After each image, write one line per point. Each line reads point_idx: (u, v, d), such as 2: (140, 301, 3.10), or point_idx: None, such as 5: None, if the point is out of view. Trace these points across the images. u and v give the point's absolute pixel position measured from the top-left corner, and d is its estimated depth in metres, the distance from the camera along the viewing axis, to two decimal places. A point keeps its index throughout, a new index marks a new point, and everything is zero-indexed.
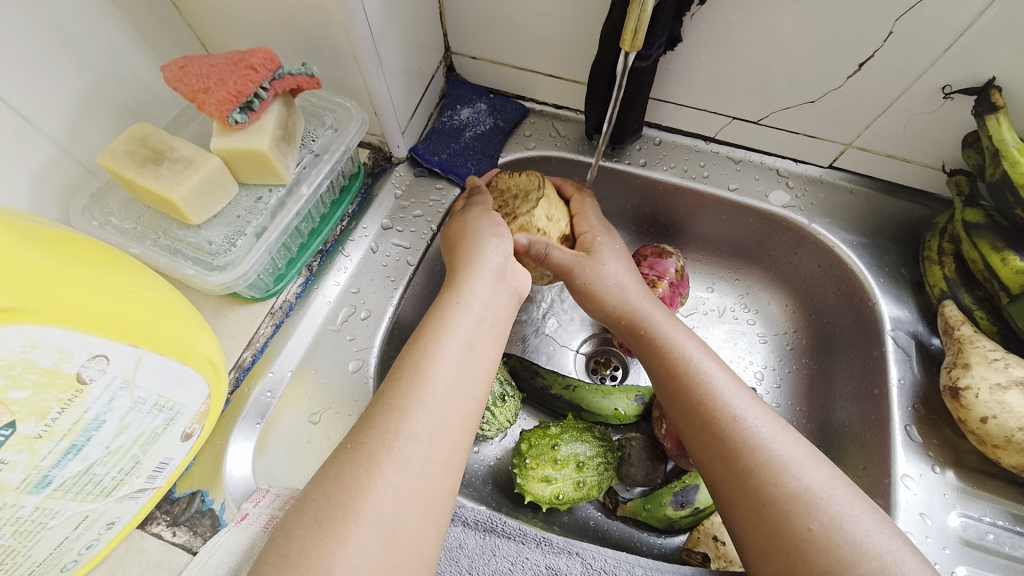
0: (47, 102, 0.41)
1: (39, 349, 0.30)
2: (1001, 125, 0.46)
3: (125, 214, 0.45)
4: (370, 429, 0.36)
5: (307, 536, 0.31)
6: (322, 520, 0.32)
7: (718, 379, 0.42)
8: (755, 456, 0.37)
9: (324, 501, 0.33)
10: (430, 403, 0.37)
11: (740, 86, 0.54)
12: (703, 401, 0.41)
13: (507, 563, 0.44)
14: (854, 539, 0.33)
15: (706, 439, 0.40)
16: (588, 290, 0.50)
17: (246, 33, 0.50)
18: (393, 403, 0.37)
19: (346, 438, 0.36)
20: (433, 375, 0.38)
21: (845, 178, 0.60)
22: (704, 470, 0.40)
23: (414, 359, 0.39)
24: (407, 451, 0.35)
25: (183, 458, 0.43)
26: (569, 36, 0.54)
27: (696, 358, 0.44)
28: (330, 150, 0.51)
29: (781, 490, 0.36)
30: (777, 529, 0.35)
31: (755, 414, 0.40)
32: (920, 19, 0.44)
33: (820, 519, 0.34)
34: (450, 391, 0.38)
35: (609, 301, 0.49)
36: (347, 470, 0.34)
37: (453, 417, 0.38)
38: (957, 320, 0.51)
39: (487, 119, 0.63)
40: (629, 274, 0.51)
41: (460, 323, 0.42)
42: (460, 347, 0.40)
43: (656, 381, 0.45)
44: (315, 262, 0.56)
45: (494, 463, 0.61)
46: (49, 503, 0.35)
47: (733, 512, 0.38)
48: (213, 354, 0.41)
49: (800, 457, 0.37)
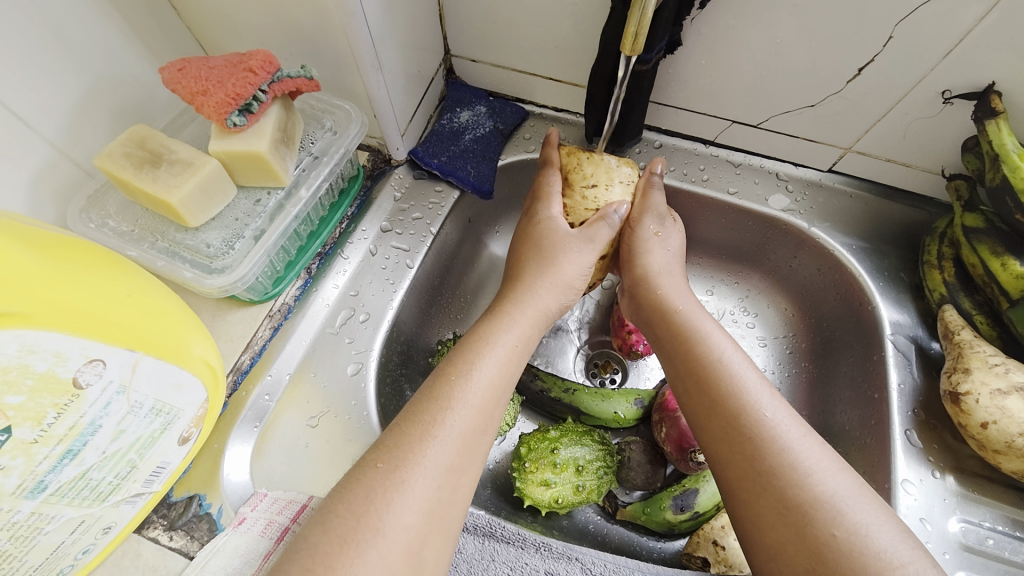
0: (44, 104, 0.41)
1: (34, 354, 0.30)
2: (1002, 130, 0.46)
3: (122, 217, 0.45)
4: (401, 452, 0.35)
5: (335, 553, 0.31)
6: (350, 539, 0.31)
7: (747, 377, 0.42)
8: (781, 457, 0.37)
9: (352, 520, 0.32)
10: (459, 428, 0.38)
11: (740, 90, 0.54)
12: (731, 396, 0.41)
13: (505, 568, 0.43)
14: (878, 548, 0.33)
15: (730, 433, 0.40)
16: (637, 256, 0.52)
17: (245, 34, 0.50)
18: (427, 428, 0.37)
19: (376, 455, 0.36)
20: (464, 404, 0.39)
21: (845, 182, 0.60)
22: (720, 466, 0.40)
23: (453, 384, 0.40)
24: (432, 468, 0.35)
25: (180, 462, 0.43)
26: (569, 39, 0.54)
27: (726, 353, 0.44)
28: (329, 152, 0.51)
29: (804, 493, 0.36)
30: (798, 532, 0.34)
31: (780, 415, 0.40)
32: (921, 23, 0.43)
33: (844, 526, 0.34)
34: (477, 425, 0.39)
35: (652, 265, 0.52)
36: (376, 492, 0.33)
37: (476, 445, 0.38)
38: (957, 324, 0.51)
39: (487, 121, 0.63)
40: (677, 262, 0.53)
41: (500, 343, 0.44)
42: (493, 375, 0.41)
43: (680, 370, 0.46)
44: (314, 265, 0.55)
45: (493, 467, 0.61)
46: (46, 508, 0.35)
47: (748, 512, 0.37)
48: (211, 358, 0.41)
49: (824, 464, 0.37)
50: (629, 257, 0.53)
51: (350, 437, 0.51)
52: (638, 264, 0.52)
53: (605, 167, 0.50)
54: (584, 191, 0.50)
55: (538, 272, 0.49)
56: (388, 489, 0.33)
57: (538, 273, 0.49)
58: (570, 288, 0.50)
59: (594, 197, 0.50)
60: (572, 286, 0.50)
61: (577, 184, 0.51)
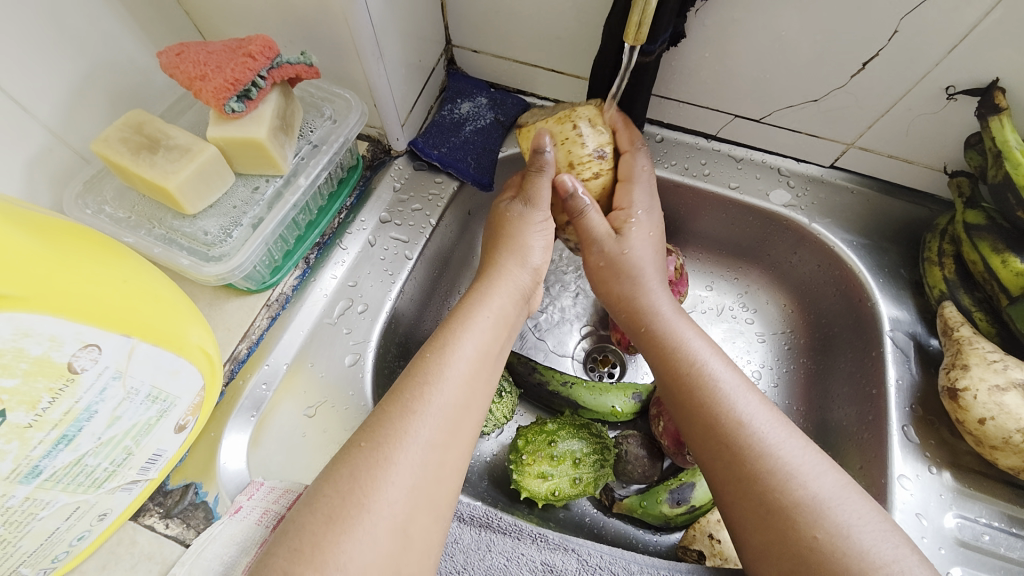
0: (41, 88, 0.40)
1: (29, 337, 0.30)
2: (1005, 126, 0.46)
3: (119, 203, 0.45)
4: (383, 430, 0.35)
5: (320, 532, 0.31)
6: (336, 518, 0.32)
7: (726, 380, 0.42)
8: (760, 461, 0.37)
9: (337, 498, 0.32)
10: (441, 405, 0.37)
11: (744, 83, 0.54)
12: (708, 404, 0.41)
13: (502, 558, 0.43)
14: (860, 549, 0.33)
15: (709, 441, 0.40)
16: (609, 279, 0.50)
17: (244, 20, 0.49)
18: (406, 406, 0.37)
19: (358, 436, 0.35)
20: (448, 380, 0.39)
21: (847, 178, 0.60)
22: (706, 473, 0.40)
23: (430, 360, 0.39)
24: (416, 446, 0.35)
25: (176, 450, 0.43)
26: (571, 30, 0.53)
27: (703, 357, 0.44)
28: (329, 141, 0.50)
29: (786, 497, 0.36)
30: (781, 534, 0.35)
31: (759, 418, 0.39)
32: (926, 18, 0.43)
33: (825, 528, 0.34)
34: (459, 401, 0.39)
35: (617, 291, 0.50)
36: (361, 470, 0.34)
37: (462, 421, 0.38)
38: (957, 320, 0.51)
39: (488, 112, 0.63)
40: (652, 264, 0.50)
41: (477, 321, 0.43)
42: (474, 348, 0.41)
43: (660, 377, 0.45)
44: (313, 255, 0.55)
45: (491, 459, 0.61)
46: (40, 494, 0.34)
47: (735, 515, 0.38)
48: (209, 346, 0.41)
49: (807, 465, 0.37)
50: (600, 279, 0.51)
51: (346, 426, 0.51)
52: (616, 286, 0.50)
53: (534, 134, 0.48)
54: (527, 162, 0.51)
55: (506, 253, 0.48)
56: (382, 477, 0.33)
57: (501, 248, 0.49)
58: (533, 251, 0.49)
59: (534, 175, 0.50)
60: (533, 253, 0.49)
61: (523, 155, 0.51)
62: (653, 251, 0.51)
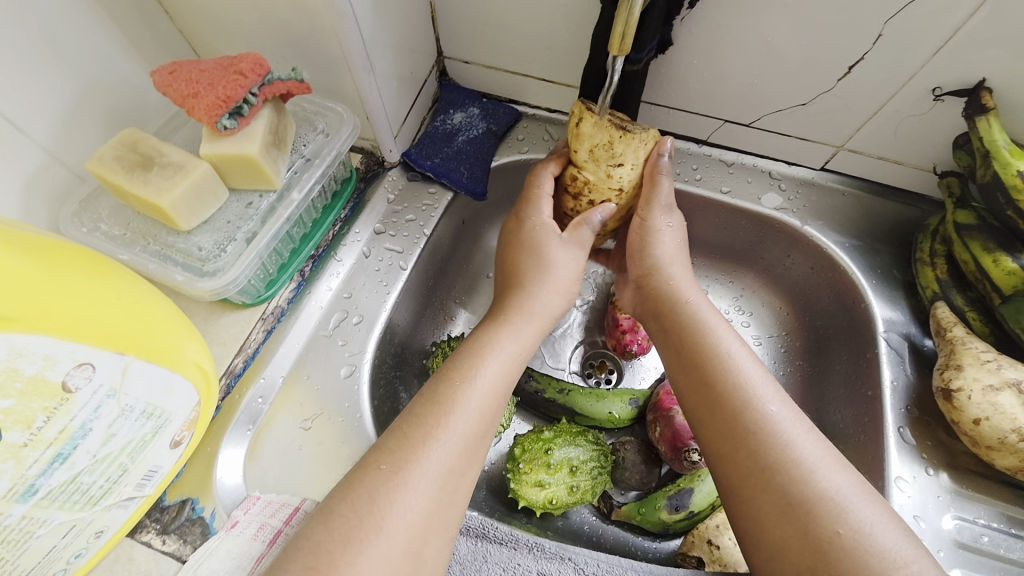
0: (36, 109, 0.41)
1: (23, 357, 0.30)
2: (992, 126, 0.46)
3: (114, 220, 0.45)
4: (403, 453, 0.36)
5: (336, 550, 0.31)
6: (352, 538, 0.32)
7: (750, 370, 0.42)
8: (785, 453, 0.38)
9: (355, 519, 0.32)
10: (461, 431, 0.38)
11: (734, 89, 0.54)
12: (735, 391, 0.41)
13: (498, 569, 0.43)
14: (882, 547, 0.33)
15: (731, 429, 0.40)
16: (643, 253, 0.51)
17: (236, 36, 0.50)
18: (429, 432, 0.37)
19: (379, 457, 0.36)
20: (467, 410, 0.39)
21: (838, 180, 0.61)
22: (722, 466, 0.40)
23: (457, 389, 0.39)
24: (433, 470, 0.36)
25: (172, 465, 0.43)
26: (561, 39, 0.54)
27: (728, 345, 0.44)
28: (322, 155, 0.51)
29: (807, 491, 0.36)
30: (802, 529, 0.35)
31: (784, 410, 0.40)
32: (911, 21, 0.44)
33: (849, 523, 0.34)
34: (479, 430, 0.39)
35: (648, 269, 0.51)
36: (379, 492, 0.34)
37: (477, 449, 0.39)
38: (950, 321, 0.51)
39: (480, 122, 0.63)
40: (681, 257, 0.52)
41: (500, 348, 0.44)
42: (494, 376, 0.42)
43: (682, 360, 0.45)
44: (308, 267, 0.55)
45: (488, 468, 0.61)
46: (37, 512, 0.35)
47: (750, 511, 0.38)
48: (203, 361, 0.41)
49: (825, 460, 0.38)
50: (638, 248, 0.52)
51: (344, 439, 0.52)
52: (647, 257, 0.51)
53: (635, 145, 0.47)
54: (608, 171, 0.48)
55: (536, 278, 0.49)
56: (386, 490, 0.34)
57: (530, 279, 0.49)
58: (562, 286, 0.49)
59: (618, 176, 0.49)
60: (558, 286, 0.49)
61: (605, 162, 0.48)
62: (681, 248, 0.52)
